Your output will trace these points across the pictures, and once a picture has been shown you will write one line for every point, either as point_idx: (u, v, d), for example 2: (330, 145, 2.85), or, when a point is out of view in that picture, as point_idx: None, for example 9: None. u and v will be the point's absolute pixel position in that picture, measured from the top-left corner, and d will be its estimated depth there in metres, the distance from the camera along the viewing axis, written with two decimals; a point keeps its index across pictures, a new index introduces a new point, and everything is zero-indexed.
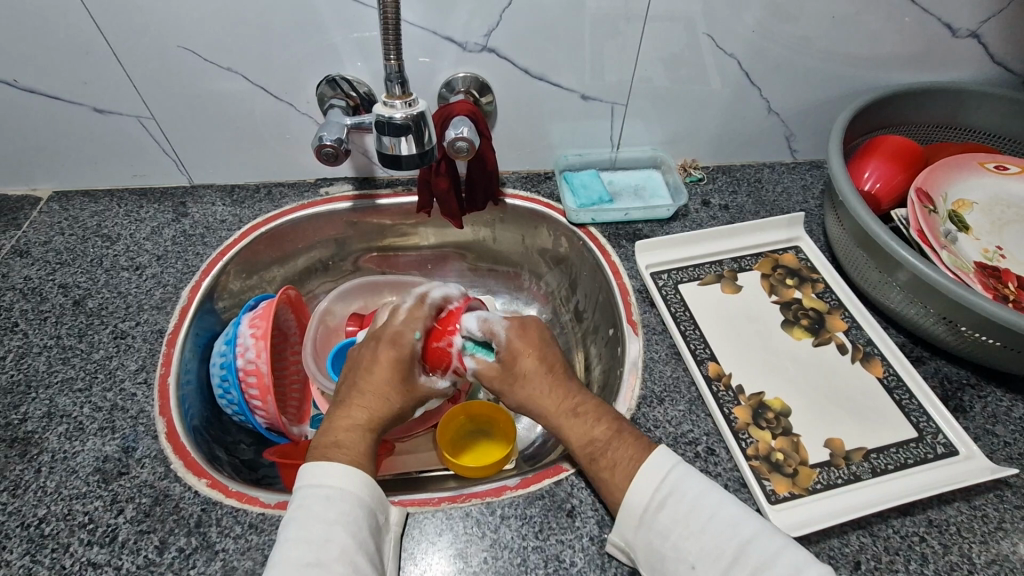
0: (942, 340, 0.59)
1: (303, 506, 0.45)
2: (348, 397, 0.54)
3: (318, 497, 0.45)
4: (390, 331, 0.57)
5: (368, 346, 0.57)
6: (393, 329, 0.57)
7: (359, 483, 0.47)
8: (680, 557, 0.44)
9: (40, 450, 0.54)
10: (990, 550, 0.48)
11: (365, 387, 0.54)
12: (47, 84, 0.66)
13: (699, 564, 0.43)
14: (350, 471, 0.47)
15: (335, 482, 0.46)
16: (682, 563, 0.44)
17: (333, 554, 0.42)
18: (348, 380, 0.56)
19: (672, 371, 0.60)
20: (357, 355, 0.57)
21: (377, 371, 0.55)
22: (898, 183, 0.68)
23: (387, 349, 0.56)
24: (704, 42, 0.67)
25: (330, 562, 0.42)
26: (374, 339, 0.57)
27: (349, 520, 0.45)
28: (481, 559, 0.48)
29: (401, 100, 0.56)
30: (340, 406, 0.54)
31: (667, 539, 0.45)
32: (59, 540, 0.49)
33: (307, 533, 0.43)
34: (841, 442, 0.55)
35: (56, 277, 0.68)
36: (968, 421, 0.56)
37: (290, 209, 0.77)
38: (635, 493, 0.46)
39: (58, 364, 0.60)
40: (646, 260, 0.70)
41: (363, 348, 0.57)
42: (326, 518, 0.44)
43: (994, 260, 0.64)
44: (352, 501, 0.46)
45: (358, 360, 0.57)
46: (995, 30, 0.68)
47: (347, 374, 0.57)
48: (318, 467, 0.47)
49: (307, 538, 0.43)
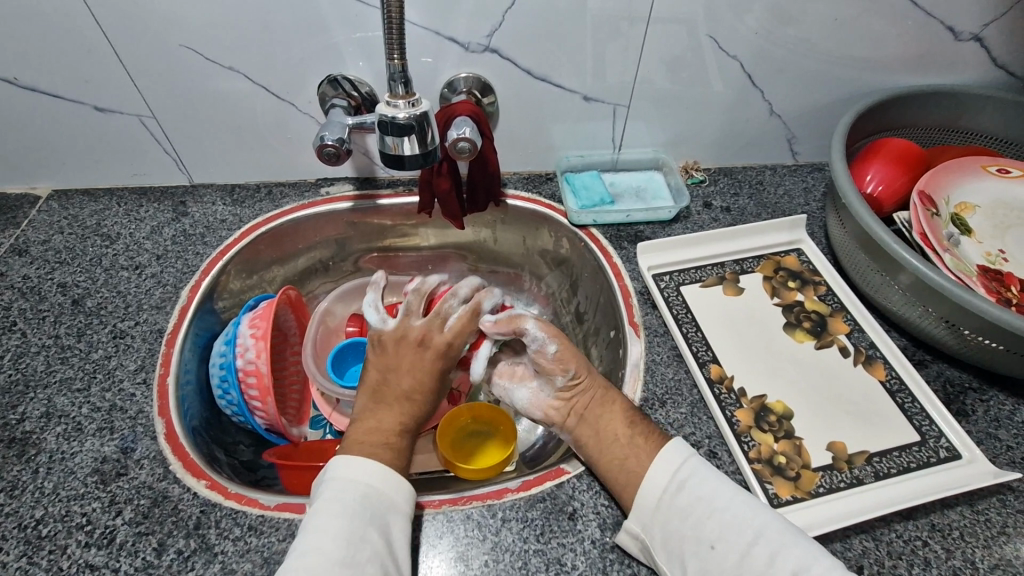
0: (945, 344, 0.59)
1: (339, 502, 0.45)
2: (392, 400, 0.54)
3: (354, 493, 0.46)
4: (440, 339, 0.57)
5: (412, 348, 0.57)
6: (443, 338, 0.57)
7: (393, 486, 0.48)
8: (699, 538, 0.44)
9: (38, 450, 0.54)
10: (993, 555, 0.48)
11: (411, 391, 0.55)
12: (46, 82, 0.66)
13: (719, 543, 0.44)
14: (387, 473, 0.48)
15: (373, 481, 0.47)
16: (703, 544, 0.44)
17: (365, 553, 0.43)
18: (392, 382, 0.55)
19: (673, 374, 0.60)
20: (397, 355, 0.56)
21: (425, 379, 0.55)
22: (901, 186, 0.68)
23: (437, 359, 0.56)
24: (707, 44, 0.67)
25: (362, 561, 0.42)
26: (420, 343, 0.57)
27: (380, 520, 0.45)
28: (482, 562, 0.48)
29: (404, 100, 0.55)
30: (384, 407, 0.54)
31: (686, 521, 0.45)
32: (56, 542, 0.48)
33: (341, 529, 0.44)
34: (844, 446, 0.54)
35: (55, 276, 0.68)
36: (971, 425, 0.56)
37: (290, 208, 0.77)
38: (649, 484, 0.47)
39: (57, 363, 0.60)
40: (647, 262, 0.70)
41: (403, 348, 0.57)
42: (360, 516, 0.45)
43: (997, 263, 0.64)
44: (385, 503, 0.46)
45: (397, 359, 0.56)
46: (997, 34, 0.68)
47: (385, 373, 0.56)
48: (356, 462, 0.48)
49: (340, 534, 0.43)
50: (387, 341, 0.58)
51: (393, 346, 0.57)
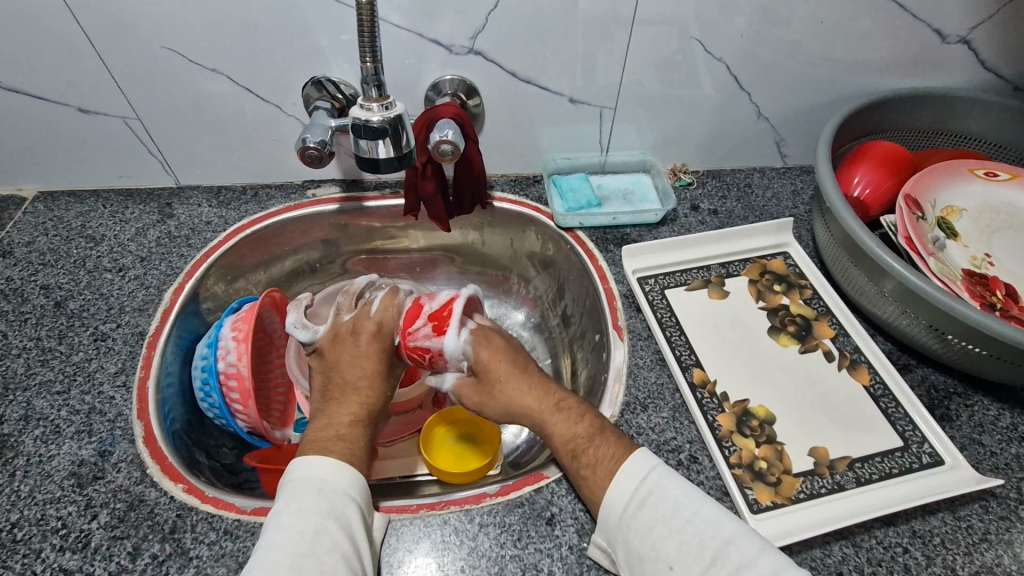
0: (931, 349, 0.59)
1: (296, 498, 0.45)
2: (341, 394, 0.55)
3: (311, 488, 0.46)
4: (369, 324, 0.58)
5: (346, 341, 0.58)
6: (373, 321, 0.59)
7: (348, 479, 0.47)
8: (657, 557, 0.44)
9: (16, 453, 0.53)
10: (974, 562, 0.47)
11: (357, 382, 0.55)
12: (30, 84, 0.65)
13: (678, 564, 0.43)
14: (342, 466, 0.48)
15: (328, 476, 0.47)
16: (660, 564, 0.43)
17: (324, 544, 0.43)
18: (336, 377, 0.56)
19: (656, 378, 0.59)
20: (335, 352, 0.58)
21: (366, 367, 0.56)
22: (887, 190, 0.67)
23: (372, 342, 0.58)
24: (695, 46, 0.67)
25: (322, 554, 0.42)
26: (352, 333, 0.58)
27: (340, 513, 0.45)
28: (458, 568, 0.47)
29: (378, 103, 0.55)
30: (334, 403, 0.54)
31: (644, 539, 0.44)
32: (31, 546, 0.48)
33: (300, 524, 0.43)
34: (825, 451, 0.54)
35: (38, 278, 0.68)
36: (955, 431, 0.56)
37: (277, 210, 0.76)
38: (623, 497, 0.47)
39: (37, 366, 0.60)
40: (633, 265, 0.69)
41: (340, 344, 0.58)
42: (320, 510, 0.45)
43: (982, 267, 0.64)
44: (344, 497, 0.46)
45: (336, 357, 0.57)
46: (985, 36, 0.68)
47: (329, 372, 0.57)
48: (314, 460, 0.47)
49: (300, 528, 0.43)
50: (320, 343, 0.59)
51: (329, 346, 0.58)
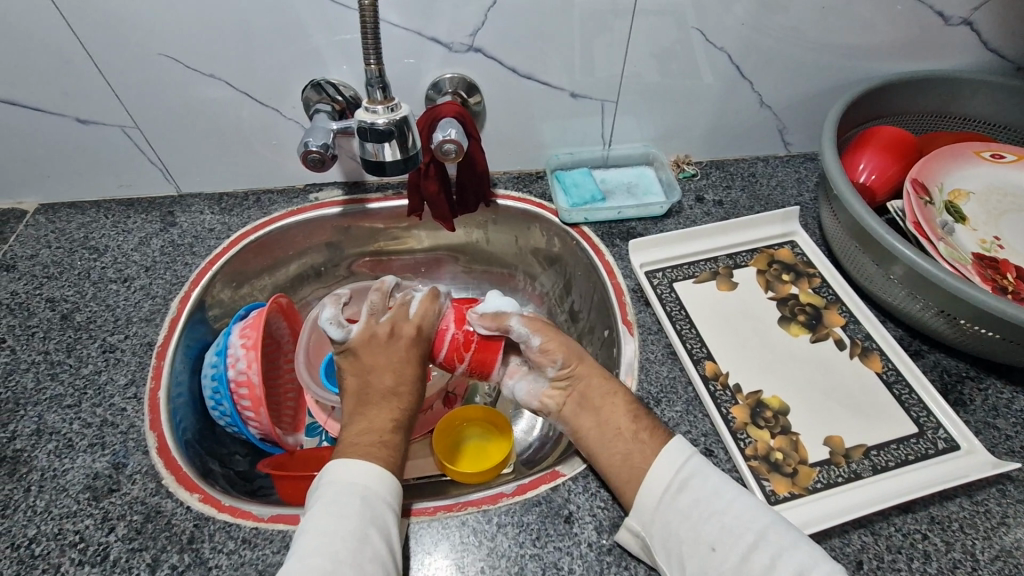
0: (942, 334, 0.58)
1: (337, 502, 0.45)
2: (378, 399, 0.54)
3: (354, 495, 0.46)
4: (409, 327, 0.57)
5: (382, 345, 0.56)
6: (412, 325, 0.57)
7: (388, 486, 0.48)
8: (697, 541, 0.44)
9: (30, 468, 0.53)
10: (993, 546, 0.48)
11: (396, 387, 0.55)
12: (26, 95, 0.65)
13: (720, 546, 0.44)
14: (382, 474, 0.48)
15: (370, 483, 0.47)
16: (702, 545, 0.44)
17: (366, 552, 0.43)
18: (374, 382, 0.55)
19: (668, 372, 0.59)
20: (371, 356, 0.56)
21: (406, 371, 0.56)
22: (893, 175, 0.67)
23: (410, 346, 0.57)
24: (695, 36, 0.66)
25: (365, 562, 0.42)
26: (389, 338, 0.57)
27: (379, 520, 0.45)
28: (478, 569, 0.47)
29: (383, 105, 0.55)
30: (371, 408, 0.54)
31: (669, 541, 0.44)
32: (50, 560, 0.48)
33: (342, 530, 0.43)
34: (841, 440, 0.54)
35: (43, 291, 0.67)
36: (969, 415, 0.55)
37: (279, 215, 0.76)
38: (645, 494, 0.47)
39: (47, 380, 0.60)
40: (640, 259, 0.69)
41: (376, 347, 0.56)
42: (361, 517, 0.45)
43: (992, 251, 0.63)
44: (383, 504, 0.46)
45: (373, 361, 0.56)
46: (988, 17, 0.67)
47: (365, 375, 0.56)
48: (357, 465, 0.47)
49: (341, 534, 0.43)
50: (356, 346, 0.57)
51: (363, 348, 0.57)
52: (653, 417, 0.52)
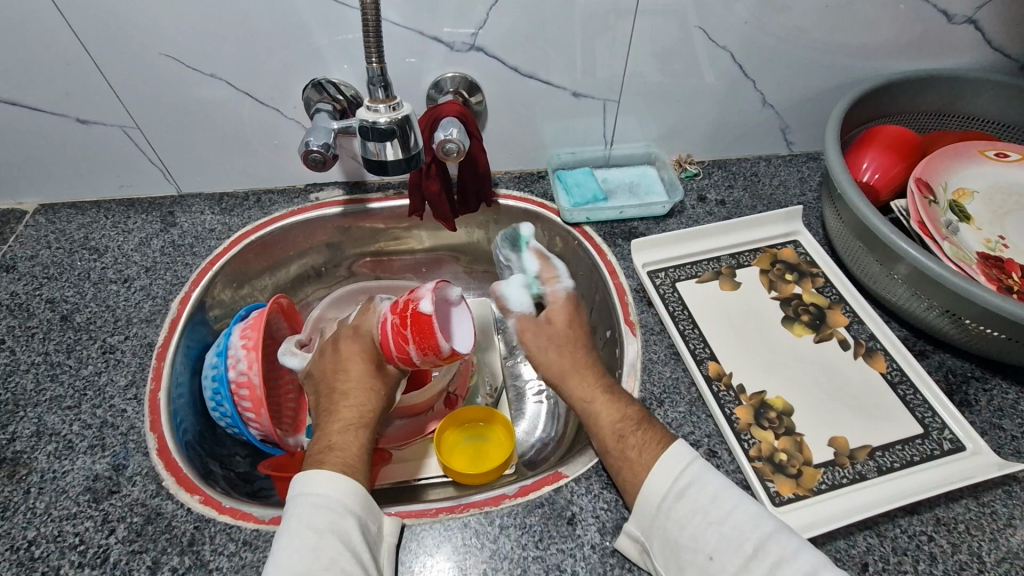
0: (947, 334, 0.58)
1: (292, 515, 0.45)
2: (331, 403, 0.55)
3: (307, 504, 0.45)
4: (347, 329, 0.60)
5: (329, 352, 0.59)
6: (351, 328, 0.60)
7: (344, 489, 0.46)
8: (697, 548, 0.43)
9: (29, 470, 0.53)
10: (1000, 548, 0.47)
11: (344, 388, 0.56)
12: (25, 95, 0.64)
13: (718, 555, 0.43)
14: (336, 478, 0.46)
15: (322, 489, 0.46)
16: (700, 554, 0.43)
17: (324, 562, 0.42)
18: (325, 387, 0.57)
19: (671, 372, 0.59)
20: (319, 365, 0.59)
21: (349, 372, 0.57)
22: (897, 175, 0.67)
23: (350, 346, 0.59)
24: (698, 35, 0.66)
25: (321, 572, 0.42)
26: (332, 345, 0.59)
27: (337, 526, 0.44)
28: (480, 571, 0.47)
29: (385, 104, 0.54)
30: (326, 414, 0.54)
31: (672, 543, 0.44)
32: (49, 563, 0.48)
33: (298, 542, 0.43)
34: (845, 441, 0.54)
35: (42, 292, 0.67)
36: (974, 416, 0.55)
37: (280, 215, 0.76)
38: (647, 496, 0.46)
39: (46, 381, 0.59)
40: (643, 259, 0.68)
41: (324, 357, 0.59)
42: (317, 526, 0.44)
43: (997, 250, 0.63)
44: (342, 509, 0.45)
45: (323, 371, 0.58)
46: (992, 15, 0.67)
47: (317, 385, 0.58)
48: (308, 474, 0.47)
49: (298, 547, 0.43)
50: (308, 364, 0.60)
51: (315, 361, 0.60)
52: (654, 421, 0.51)
